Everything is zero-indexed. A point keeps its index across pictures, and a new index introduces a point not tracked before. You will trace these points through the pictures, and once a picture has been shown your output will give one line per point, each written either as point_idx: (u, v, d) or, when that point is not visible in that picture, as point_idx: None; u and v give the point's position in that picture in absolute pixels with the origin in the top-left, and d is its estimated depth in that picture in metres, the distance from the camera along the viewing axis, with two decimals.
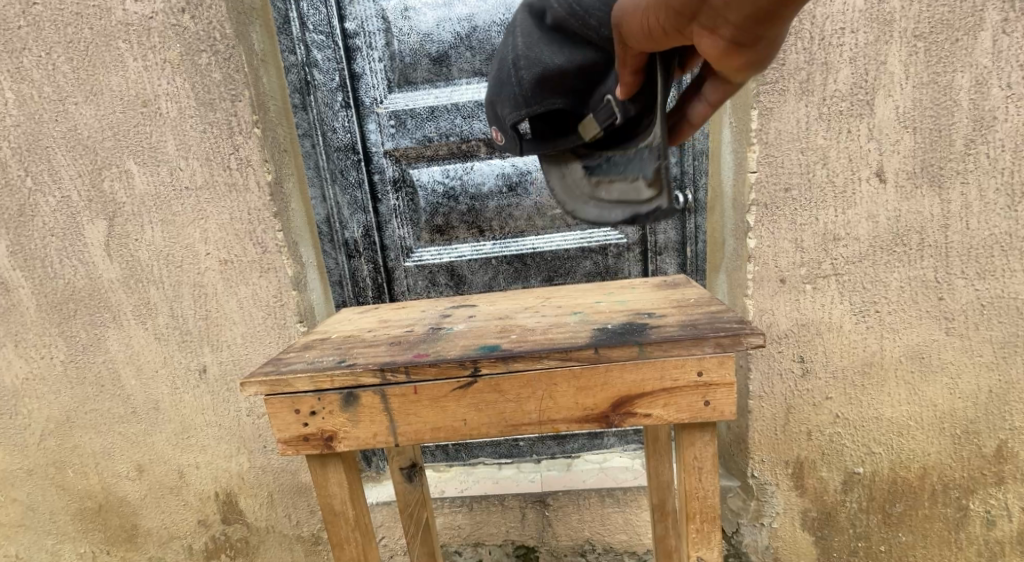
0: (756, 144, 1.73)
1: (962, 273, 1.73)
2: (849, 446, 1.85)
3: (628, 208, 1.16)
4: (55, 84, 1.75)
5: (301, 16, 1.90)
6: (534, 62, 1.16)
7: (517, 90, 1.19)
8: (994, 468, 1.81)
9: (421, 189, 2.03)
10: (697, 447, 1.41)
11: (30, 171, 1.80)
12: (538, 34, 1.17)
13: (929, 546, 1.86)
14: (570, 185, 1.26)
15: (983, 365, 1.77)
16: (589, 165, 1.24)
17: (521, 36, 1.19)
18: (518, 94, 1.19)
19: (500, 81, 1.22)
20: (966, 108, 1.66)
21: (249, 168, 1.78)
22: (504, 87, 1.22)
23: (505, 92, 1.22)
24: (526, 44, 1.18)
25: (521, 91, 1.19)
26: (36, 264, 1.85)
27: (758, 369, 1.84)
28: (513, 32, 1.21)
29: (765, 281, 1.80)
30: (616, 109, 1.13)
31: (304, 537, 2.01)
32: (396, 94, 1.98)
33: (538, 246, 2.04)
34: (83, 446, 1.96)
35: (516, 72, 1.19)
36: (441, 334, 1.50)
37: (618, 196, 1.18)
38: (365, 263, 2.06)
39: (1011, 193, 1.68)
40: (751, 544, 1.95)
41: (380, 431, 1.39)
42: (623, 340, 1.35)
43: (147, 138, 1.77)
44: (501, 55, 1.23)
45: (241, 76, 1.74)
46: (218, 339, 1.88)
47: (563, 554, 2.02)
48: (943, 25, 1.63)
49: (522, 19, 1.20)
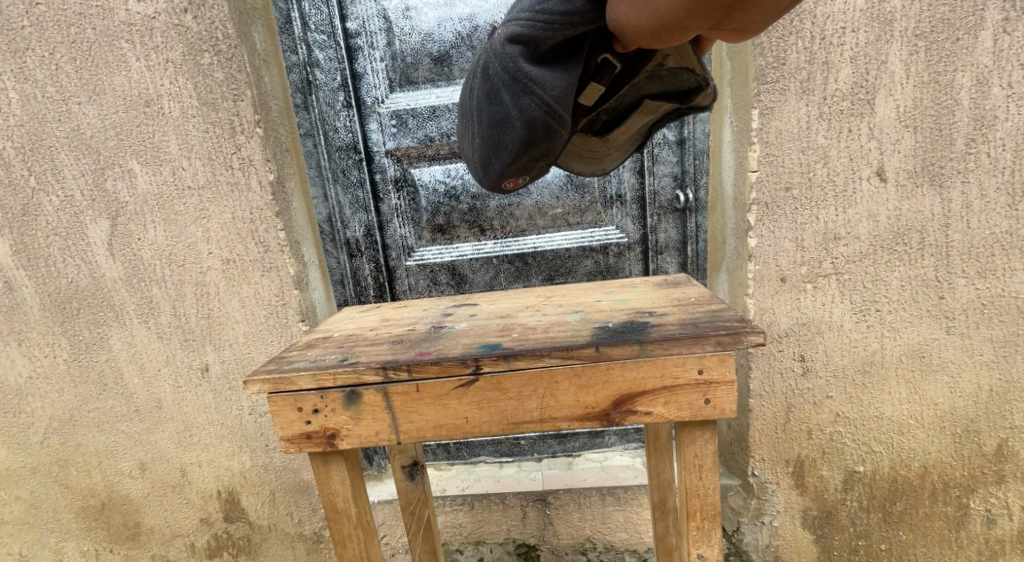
0: (756, 144, 1.73)
1: (963, 273, 1.73)
2: (850, 445, 1.85)
3: None
4: (59, 83, 1.76)
5: (302, 16, 1.90)
6: (565, 95, 1.15)
7: (555, 130, 1.19)
8: (994, 466, 1.81)
9: (422, 188, 2.03)
10: (697, 445, 1.41)
11: (33, 171, 1.81)
12: (541, 70, 1.15)
13: (929, 545, 1.87)
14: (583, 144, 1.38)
15: (984, 364, 1.77)
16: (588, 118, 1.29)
17: (530, 85, 1.15)
18: (561, 132, 1.19)
19: (530, 138, 1.20)
20: (967, 108, 1.66)
21: (251, 168, 1.78)
22: (536, 140, 1.20)
23: (540, 142, 1.20)
24: (542, 88, 1.15)
25: (562, 130, 1.19)
26: (40, 263, 1.86)
27: (759, 368, 1.84)
28: (518, 90, 1.16)
29: (766, 280, 1.80)
30: (614, 63, 1.15)
31: (306, 535, 2.01)
32: (397, 93, 1.98)
33: (539, 246, 2.04)
34: (86, 444, 1.97)
35: (548, 118, 1.17)
36: (443, 332, 1.51)
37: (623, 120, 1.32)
38: (367, 263, 2.07)
39: (1012, 192, 1.69)
40: (751, 542, 1.95)
41: (382, 429, 1.40)
42: (624, 339, 1.35)
43: (150, 137, 1.78)
44: (519, 117, 1.18)
45: (243, 76, 1.74)
46: (221, 338, 1.89)
47: (564, 552, 2.03)
48: (944, 24, 1.63)
49: (520, 70, 1.16)
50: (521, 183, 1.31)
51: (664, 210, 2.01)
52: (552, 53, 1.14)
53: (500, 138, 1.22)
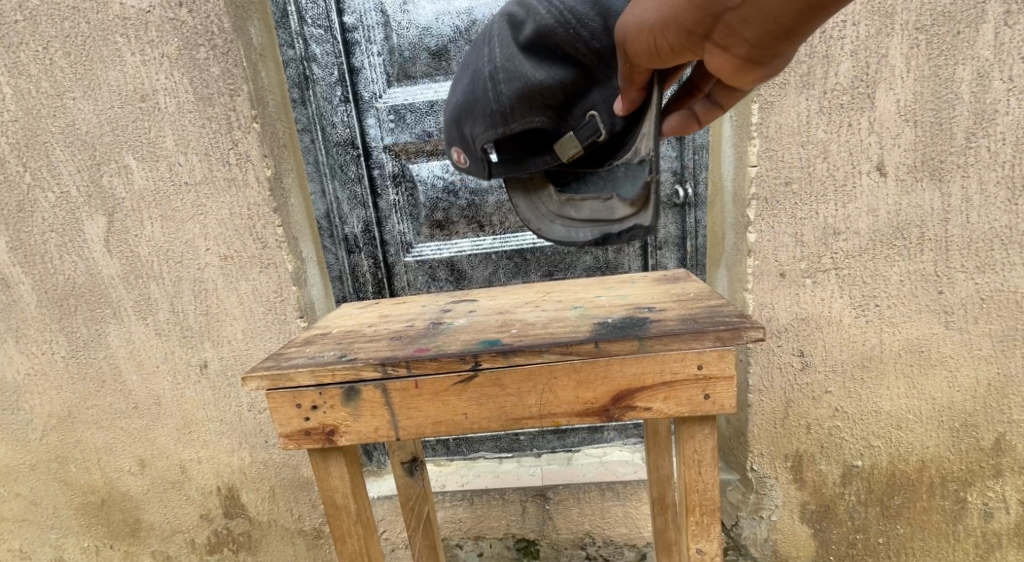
0: (756, 138, 1.73)
1: (962, 267, 1.73)
2: (849, 440, 1.85)
3: (598, 225, 1.21)
4: (53, 79, 1.74)
5: (299, 10, 1.89)
6: (513, 78, 1.15)
7: (494, 107, 1.17)
8: (993, 460, 1.81)
9: (421, 184, 2.02)
10: (697, 440, 1.42)
11: (28, 166, 1.80)
12: (513, 46, 1.16)
13: (927, 538, 1.87)
14: (536, 202, 1.29)
15: (982, 359, 1.77)
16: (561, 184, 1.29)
17: (499, 49, 1.17)
18: (493, 110, 1.18)
19: (470, 88, 1.21)
20: (967, 101, 1.66)
21: (248, 163, 1.77)
22: (477, 102, 1.20)
23: (474, 107, 1.20)
24: (505, 58, 1.17)
25: (498, 105, 1.17)
26: (35, 259, 1.85)
27: (758, 362, 1.84)
28: (488, 44, 1.19)
29: (765, 275, 1.80)
30: (600, 123, 1.15)
31: (306, 531, 2.02)
32: (394, 88, 1.96)
33: (539, 242, 2.03)
34: (85, 440, 1.97)
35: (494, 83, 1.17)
36: (442, 329, 1.50)
37: (589, 215, 1.24)
38: (365, 259, 2.06)
39: (1012, 186, 1.68)
40: (750, 536, 1.96)
41: (381, 425, 1.39)
42: (623, 335, 1.35)
43: (147, 133, 1.77)
44: (474, 66, 1.21)
45: (240, 71, 1.73)
46: (220, 334, 1.88)
47: (563, 547, 2.03)
48: (945, 18, 1.63)
49: (500, 30, 1.18)
50: (464, 164, 1.28)
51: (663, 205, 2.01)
52: (534, 47, 1.15)
53: (457, 86, 1.24)
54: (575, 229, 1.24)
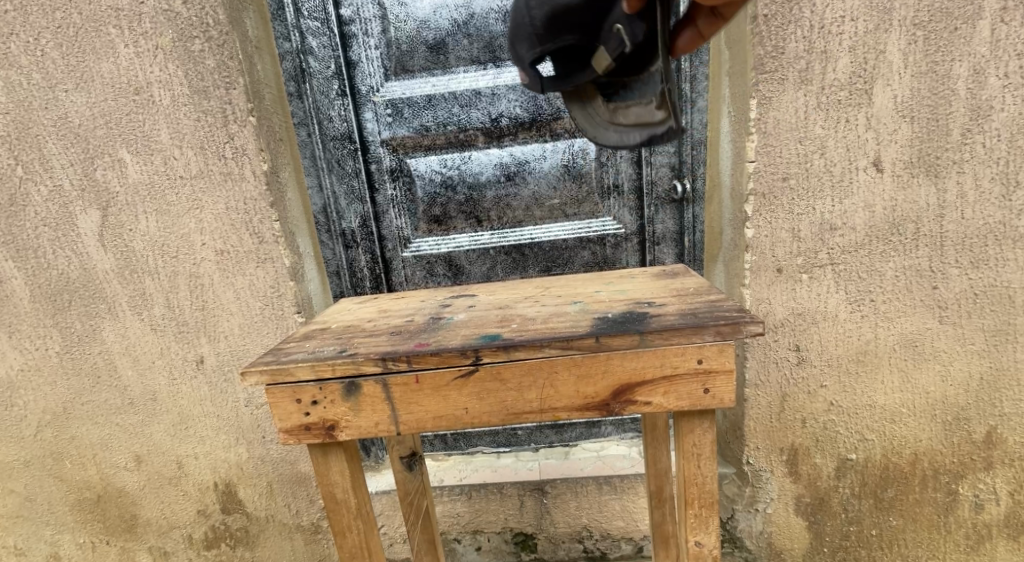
0: (754, 134, 1.73)
1: (956, 262, 1.74)
2: (843, 433, 1.87)
3: (647, 130, 1.28)
4: (45, 71, 1.72)
5: (295, 2, 1.86)
6: (544, 2, 1.24)
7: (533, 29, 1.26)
8: (983, 453, 1.84)
9: (419, 178, 2.01)
10: (696, 433, 1.43)
11: (20, 160, 1.77)
12: None
13: (918, 530, 1.90)
14: (588, 112, 1.34)
15: (974, 353, 1.79)
16: (607, 91, 1.33)
17: None
18: (529, 33, 1.26)
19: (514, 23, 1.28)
20: (964, 98, 1.67)
21: (244, 157, 1.76)
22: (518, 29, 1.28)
23: (515, 34, 1.29)
24: None
25: (530, 21, 1.26)
26: (28, 254, 1.83)
27: (755, 357, 1.85)
28: None
29: (762, 271, 1.80)
30: (624, 36, 1.20)
31: (304, 526, 2.02)
32: (392, 82, 1.95)
33: (537, 236, 2.03)
34: (80, 436, 1.96)
35: (529, 12, 1.26)
36: (442, 324, 1.50)
37: (636, 119, 1.30)
38: (363, 254, 2.05)
39: (1006, 182, 1.70)
40: (746, 529, 1.98)
41: (382, 420, 1.39)
42: (623, 329, 1.35)
43: (141, 126, 1.75)
44: None
45: (235, 64, 1.71)
46: (216, 330, 1.87)
47: (561, 540, 2.04)
48: (942, 14, 1.63)
49: None
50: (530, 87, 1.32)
51: (661, 200, 2.01)
52: None
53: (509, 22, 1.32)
54: (625, 132, 1.31)
